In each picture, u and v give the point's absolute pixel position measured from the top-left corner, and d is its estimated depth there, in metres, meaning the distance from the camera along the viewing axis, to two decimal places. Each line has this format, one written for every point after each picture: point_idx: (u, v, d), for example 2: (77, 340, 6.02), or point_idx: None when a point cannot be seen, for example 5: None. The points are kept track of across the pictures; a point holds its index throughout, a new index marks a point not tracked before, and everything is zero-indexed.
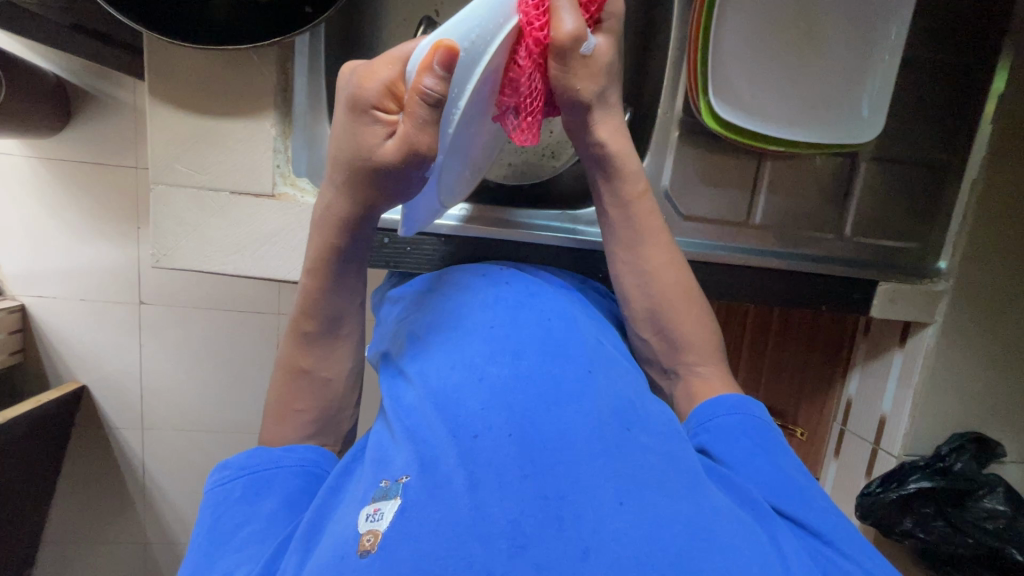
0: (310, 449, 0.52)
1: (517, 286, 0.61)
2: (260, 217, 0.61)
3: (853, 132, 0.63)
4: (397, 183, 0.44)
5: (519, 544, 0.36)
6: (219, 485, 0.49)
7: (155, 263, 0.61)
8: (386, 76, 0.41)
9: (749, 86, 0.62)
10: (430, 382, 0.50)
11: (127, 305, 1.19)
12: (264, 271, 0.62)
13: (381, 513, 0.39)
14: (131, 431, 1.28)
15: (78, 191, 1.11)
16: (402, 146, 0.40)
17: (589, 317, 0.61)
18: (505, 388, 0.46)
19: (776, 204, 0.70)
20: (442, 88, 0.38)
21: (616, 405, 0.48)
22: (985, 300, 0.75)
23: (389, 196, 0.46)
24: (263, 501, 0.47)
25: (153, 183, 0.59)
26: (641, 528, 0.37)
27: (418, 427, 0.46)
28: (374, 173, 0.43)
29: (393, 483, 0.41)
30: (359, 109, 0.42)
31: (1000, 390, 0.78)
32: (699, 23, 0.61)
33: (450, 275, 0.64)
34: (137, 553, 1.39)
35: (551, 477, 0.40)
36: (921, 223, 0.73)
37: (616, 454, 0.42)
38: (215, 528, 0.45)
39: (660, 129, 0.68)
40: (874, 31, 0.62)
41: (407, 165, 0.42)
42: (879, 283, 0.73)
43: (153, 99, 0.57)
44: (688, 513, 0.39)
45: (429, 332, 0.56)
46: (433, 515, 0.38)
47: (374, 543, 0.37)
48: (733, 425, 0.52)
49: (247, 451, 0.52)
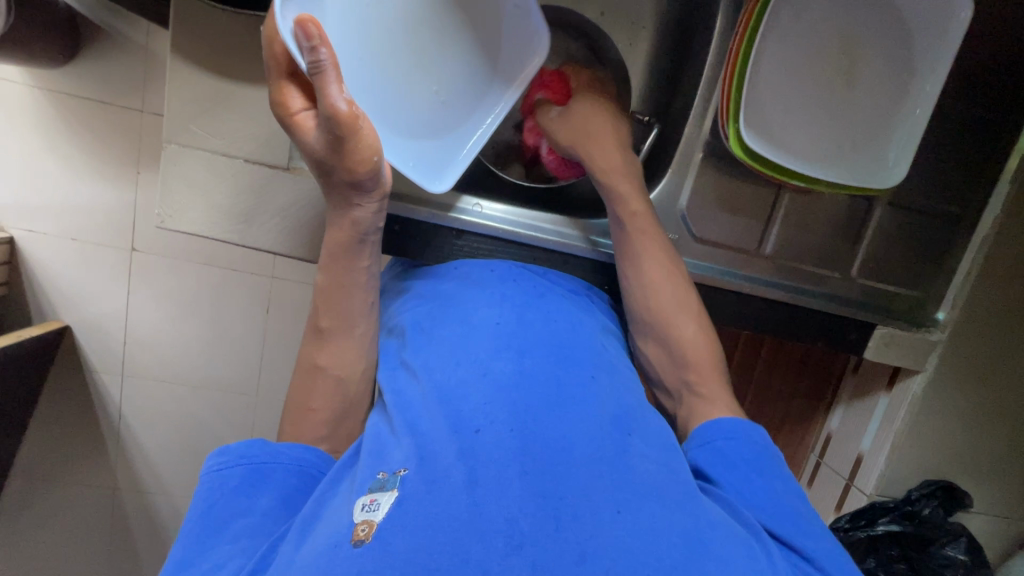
0: (308, 449, 0.53)
1: (523, 286, 0.62)
2: (272, 188, 0.60)
3: (872, 177, 0.62)
4: (356, 146, 0.48)
5: (516, 542, 0.36)
6: (216, 469, 0.49)
7: (159, 223, 0.60)
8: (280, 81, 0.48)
9: (780, 118, 0.61)
10: (431, 379, 0.50)
11: (120, 251, 1.17)
12: (270, 244, 0.62)
13: (377, 504, 0.39)
14: (112, 377, 1.27)
15: (81, 129, 1.08)
16: (329, 114, 0.46)
17: (595, 326, 0.61)
18: (507, 389, 0.47)
19: (788, 237, 0.71)
20: (330, 54, 0.43)
21: (615, 414, 0.48)
22: (976, 356, 0.76)
23: (350, 160, 0.49)
24: (260, 495, 0.48)
25: (166, 141, 0.58)
26: (639, 539, 0.37)
27: (419, 421, 0.46)
28: (331, 147, 0.49)
29: (390, 476, 0.42)
30: (290, 114, 0.50)
31: (976, 444, 0.79)
32: (739, 45, 0.59)
33: (456, 268, 0.65)
34: (106, 498, 1.39)
35: (550, 480, 0.40)
36: (926, 273, 0.74)
37: (616, 461, 0.43)
38: (209, 515, 0.46)
39: (684, 148, 0.67)
40: (910, 81, 0.61)
41: (347, 135, 0.47)
42: (877, 326, 0.74)
43: (175, 54, 0.56)
44: (685, 523, 0.39)
45: (435, 327, 0.56)
46: (429, 509, 0.38)
47: (368, 533, 0.37)
48: (732, 451, 0.52)
49: (248, 440, 0.52)
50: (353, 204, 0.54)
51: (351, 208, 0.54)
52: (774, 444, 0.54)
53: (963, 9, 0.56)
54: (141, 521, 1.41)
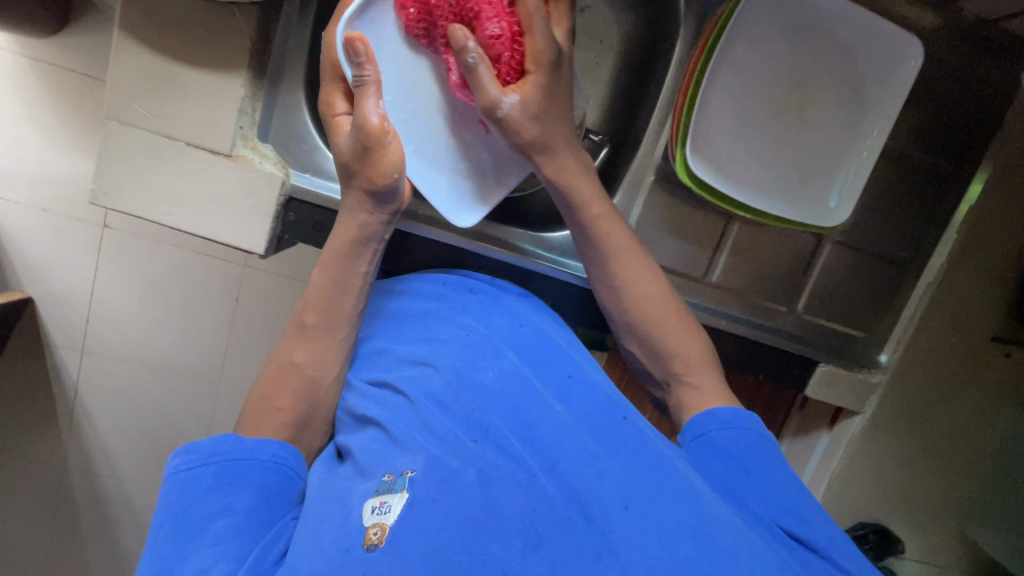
0: (281, 445, 0.54)
1: (479, 295, 0.64)
2: (212, 174, 0.59)
3: (816, 215, 0.62)
4: (380, 157, 0.55)
5: (534, 542, 0.42)
6: (185, 468, 0.49)
7: (93, 199, 0.59)
8: (332, 93, 0.56)
9: (730, 148, 0.61)
10: (415, 391, 0.55)
11: (89, 225, 1.15)
12: (207, 231, 0.60)
13: (388, 506, 0.44)
14: (69, 353, 1.25)
15: (54, 99, 1.07)
16: (361, 122, 0.53)
17: (552, 325, 0.64)
18: (492, 396, 0.54)
19: (736, 267, 0.71)
20: (373, 71, 0.52)
21: (594, 412, 0.54)
22: (916, 401, 0.76)
23: (375, 167, 0.55)
24: (238, 492, 0.49)
25: (106, 117, 0.57)
26: (646, 529, 0.43)
27: (419, 427, 0.52)
28: (355, 152, 0.55)
29: (398, 478, 0.47)
30: (333, 117, 0.57)
31: (913, 490, 0.79)
32: (693, 71, 0.59)
33: (403, 282, 0.67)
34: (52, 475, 1.35)
35: (556, 482, 0.46)
36: (874, 314, 0.74)
37: (616, 456, 0.49)
38: (182, 517, 0.47)
39: (637, 168, 0.67)
40: (860, 125, 0.61)
41: (377, 142, 0.54)
42: (821, 364, 0.73)
43: (126, 29, 0.55)
44: (686, 512, 0.44)
45: (405, 343, 0.61)
46: (444, 510, 0.43)
47: (382, 536, 0.42)
48: (724, 437, 0.54)
49: (220, 435, 0.53)
50: (363, 210, 0.58)
51: (361, 213, 0.58)
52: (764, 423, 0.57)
53: (912, 56, 0.58)
54: (86, 502, 1.37)
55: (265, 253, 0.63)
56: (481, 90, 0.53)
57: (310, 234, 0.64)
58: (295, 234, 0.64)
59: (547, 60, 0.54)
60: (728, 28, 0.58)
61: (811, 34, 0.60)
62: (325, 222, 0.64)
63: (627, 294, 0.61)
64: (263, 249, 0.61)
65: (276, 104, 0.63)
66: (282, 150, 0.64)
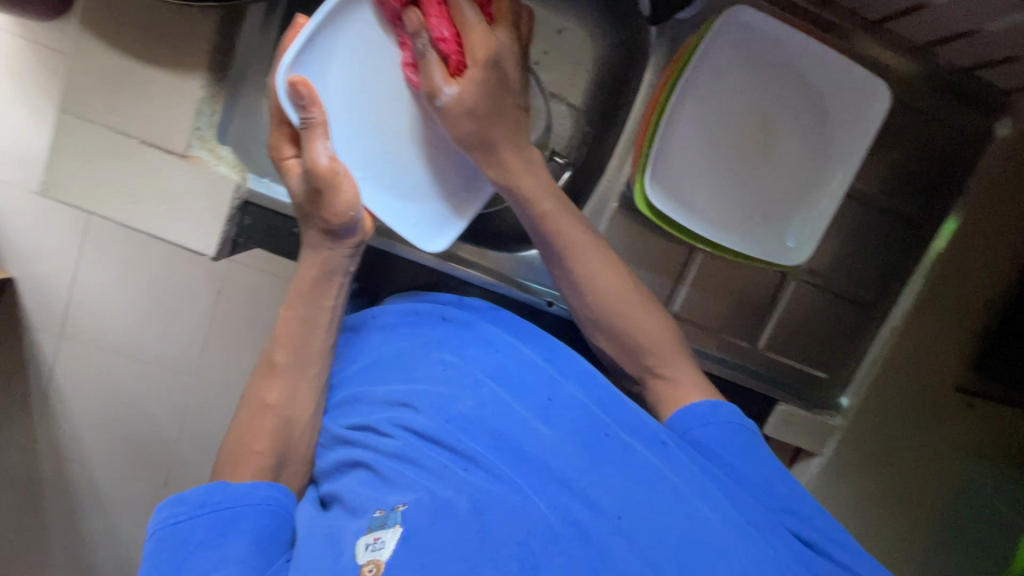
0: (272, 486, 0.54)
1: (454, 320, 0.62)
2: (165, 173, 0.58)
3: (777, 253, 0.61)
4: (334, 198, 0.53)
5: (530, 564, 0.43)
6: (171, 521, 0.49)
7: (43, 191, 0.58)
8: (279, 133, 0.54)
9: (692, 180, 0.60)
10: (398, 430, 0.54)
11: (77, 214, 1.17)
12: (157, 231, 0.59)
13: (382, 543, 0.45)
14: (47, 338, 1.24)
15: (40, 84, 1.07)
16: (311, 165, 0.52)
17: (531, 344, 0.61)
18: (473, 427, 0.53)
19: (699, 300, 0.70)
20: (319, 113, 0.51)
21: (583, 424, 0.53)
22: (878, 445, 0.75)
23: (327, 212, 0.54)
24: (229, 543, 0.48)
25: (61, 110, 0.56)
26: (641, 543, 0.45)
27: (406, 453, 0.52)
28: (309, 196, 0.55)
29: (389, 513, 0.47)
30: (282, 160, 0.55)
31: (882, 537, 0.76)
32: (657, 100, 0.59)
33: (374, 317, 0.65)
34: (21, 463, 1.33)
35: (550, 503, 0.47)
36: (838, 354, 0.73)
37: (605, 469, 0.50)
38: (178, 574, 0.47)
39: (601, 195, 0.67)
40: (825, 166, 0.61)
41: (328, 187, 0.53)
42: (780, 403, 0.72)
43: (86, 25, 0.55)
44: (682, 526, 0.46)
45: (379, 383, 0.59)
46: (439, 541, 0.44)
47: (378, 572, 0.43)
48: (707, 436, 0.55)
49: (203, 486, 0.52)
50: (325, 246, 0.58)
51: (323, 246, 0.58)
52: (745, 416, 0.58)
53: (880, 97, 0.58)
54: (53, 493, 1.35)
55: (216, 256, 0.62)
56: (425, 81, 0.53)
57: (266, 237, 0.65)
58: (250, 238, 0.64)
59: (487, 54, 0.52)
60: (694, 59, 0.57)
61: (779, 70, 0.59)
62: (282, 227, 0.65)
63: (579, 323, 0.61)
64: (214, 251, 0.61)
65: (236, 108, 0.63)
66: (241, 154, 0.65)
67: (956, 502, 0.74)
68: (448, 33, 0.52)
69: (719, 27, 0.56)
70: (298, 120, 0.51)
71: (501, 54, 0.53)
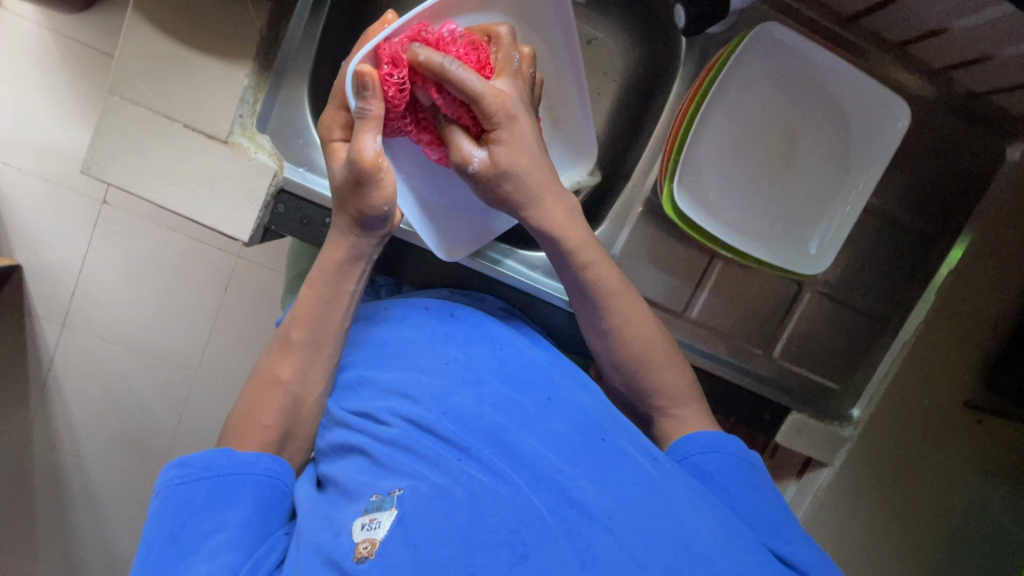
0: (275, 459, 0.55)
1: (463, 319, 0.63)
2: (206, 157, 0.59)
3: (798, 261, 0.63)
4: (371, 190, 0.55)
5: (520, 552, 0.42)
6: (178, 482, 0.51)
7: (85, 170, 0.59)
8: (337, 118, 0.56)
9: (716, 188, 0.62)
10: (397, 419, 0.54)
11: (90, 201, 1.17)
12: (195, 215, 0.60)
13: (377, 523, 0.46)
14: (49, 325, 1.23)
15: (75, 72, 1.10)
16: (357, 154, 0.52)
17: (538, 347, 0.63)
18: (471, 421, 0.52)
19: (717, 305, 0.71)
20: (377, 106, 0.52)
21: (579, 420, 0.53)
22: (886, 460, 0.75)
23: (363, 199, 0.55)
24: (231, 509, 0.51)
25: (109, 91, 0.58)
26: (629, 540, 0.44)
27: (403, 440, 0.52)
28: (348, 181, 0.55)
29: (386, 496, 0.48)
30: (329, 142, 0.58)
31: (886, 552, 0.75)
32: (686, 111, 0.61)
33: (386, 308, 0.66)
34: (10, 453, 1.30)
35: (541, 496, 0.46)
36: (846, 367, 0.75)
37: (596, 469, 0.49)
38: (179, 535, 0.49)
39: (626, 199, 0.69)
40: (845, 177, 0.63)
41: (369, 177, 0.53)
42: (793, 411, 0.73)
43: (139, 10, 0.56)
44: (671, 529, 0.45)
45: (385, 370, 0.60)
46: (431, 526, 0.44)
47: (371, 551, 0.44)
48: (704, 461, 0.56)
49: (211, 450, 0.54)
50: (353, 233, 0.59)
51: (351, 230, 0.58)
52: (744, 447, 0.58)
53: (901, 115, 0.60)
54: (41, 485, 1.31)
55: (248, 242, 0.62)
56: (454, 152, 0.54)
57: (296, 227, 0.65)
58: (281, 226, 0.64)
59: (506, 109, 0.52)
60: (724, 72, 0.59)
61: (802, 86, 0.61)
62: (314, 217, 0.65)
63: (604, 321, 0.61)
64: (246, 238, 0.61)
65: (279, 97, 0.65)
66: (281, 141, 0.65)
67: (958, 520, 0.75)
68: (462, 109, 0.53)
69: (750, 42, 0.59)
70: (356, 108, 0.52)
71: (517, 111, 0.53)
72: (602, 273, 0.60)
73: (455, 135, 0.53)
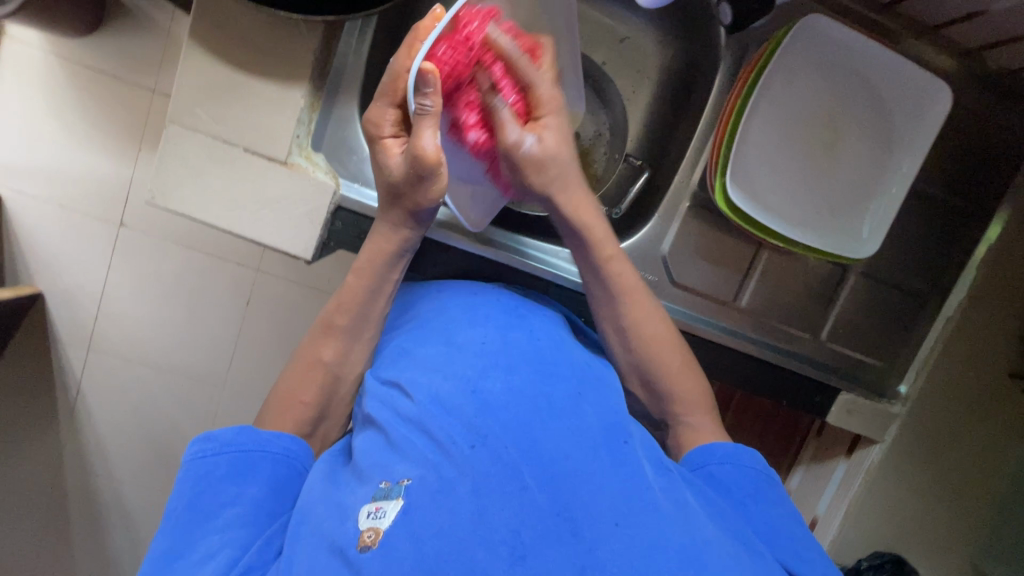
0: (295, 440, 0.56)
1: (504, 302, 0.62)
2: (267, 179, 0.60)
3: (849, 247, 0.64)
4: (429, 186, 0.54)
5: (519, 553, 0.39)
6: (200, 457, 0.52)
7: (150, 200, 0.60)
8: (389, 114, 0.55)
9: (765, 179, 0.64)
10: (421, 394, 0.51)
11: (107, 225, 1.16)
12: (257, 236, 0.61)
13: (383, 512, 0.42)
14: (75, 351, 1.23)
15: (89, 98, 1.10)
16: (415, 152, 0.52)
17: (576, 346, 0.61)
18: (497, 407, 0.49)
19: (765, 293, 0.72)
20: (435, 104, 0.50)
21: (608, 422, 0.51)
22: (934, 433, 0.78)
23: (419, 194, 0.55)
24: (248, 483, 0.51)
25: (169, 121, 0.59)
26: (636, 548, 0.41)
27: (422, 422, 0.49)
28: (403, 177, 0.55)
29: (394, 485, 0.44)
30: (380, 139, 0.56)
31: (935, 521, 0.80)
32: (732, 108, 0.63)
33: (436, 290, 0.66)
34: (46, 480, 1.30)
35: (550, 493, 0.43)
36: (892, 345, 0.76)
37: (612, 474, 0.46)
38: (196, 503, 0.49)
39: (673, 195, 0.69)
40: (889, 162, 0.64)
41: (426, 175, 0.53)
42: (842, 392, 0.75)
43: (193, 40, 0.57)
44: (683, 537, 0.42)
45: (420, 346, 0.57)
46: (433, 518, 0.41)
47: (375, 540, 0.41)
48: (720, 473, 0.55)
49: (233, 427, 0.54)
50: (405, 227, 0.59)
51: (403, 224, 0.59)
52: (760, 462, 0.57)
53: (941, 100, 0.61)
54: (78, 510, 1.32)
55: (312, 259, 0.64)
56: (504, 140, 0.57)
57: (354, 242, 0.66)
58: (337, 241, 0.66)
59: (550, 107, 0.58)
60: (769, 67, 0.61)
61: (846, 75, 0.63)
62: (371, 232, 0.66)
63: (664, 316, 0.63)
64: (311, 255, 0.63)
65: (331, 117, 0.66)
66: (334, 160, 0.66)
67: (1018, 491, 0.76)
68: (517, 96, 0.58)
69: (793, 37, 0.60)
70: (413, 106, 0.51)
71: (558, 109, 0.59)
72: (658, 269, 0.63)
73: (507, 118, 0.57)
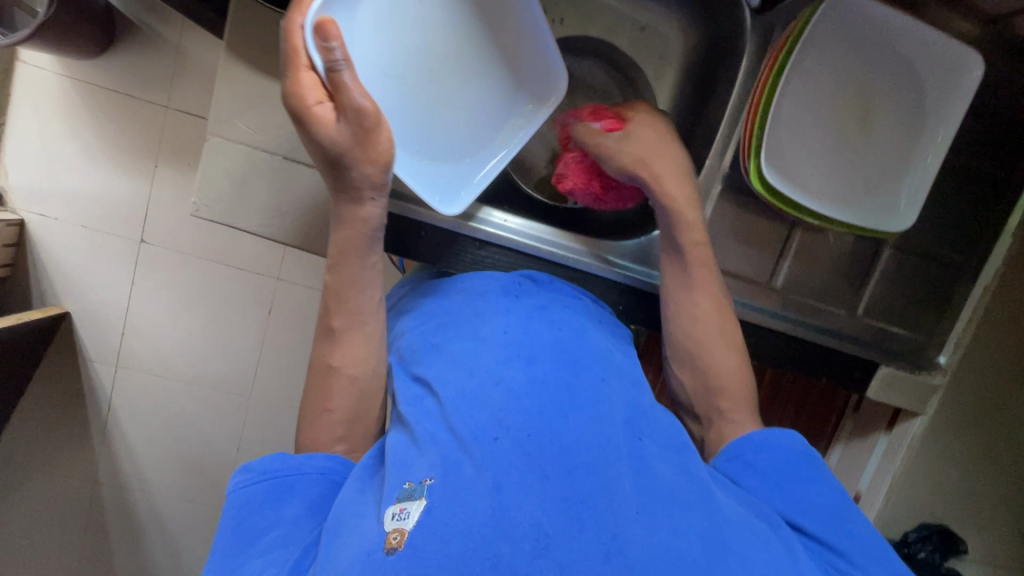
0: (330, 457, 0.54)
1: (528, 300, 0.61)
2: (307, 186, 0.61)
3: (886, 220, 0.65)
4: (382, 138, 0.51)
5: (542, 544, 0.39)
6: (241, 487, 0.51)
7: (194, 212, 0.62)
8: (303, 79, 0.48)
9: (797, 158, 0.64)
10: (448, 392, 0.50)
11: (129, 242, 1.17)
12: (300, 242, 0.63)
13: (406, 513, 0.41)
14: (105, 367, 1.25)
15: (105, 118, 1.11)
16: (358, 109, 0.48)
17: (600, 334, 0.62)
18: (523, 399, 0.49)
19: (799, 271, 0.73)
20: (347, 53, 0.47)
21: (628, 413, 0.51)
22: (974, 401, 0.79)
23: (373, 152, 0.52)
24: (286, 505, 0.49)
25: (209, 134, 0.60)
26: (658, 536, 0.41)
27: (448, 418, 0.48)
28: (353, 140, 0.51)
29: (417, 486, 0.43)
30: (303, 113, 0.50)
31: (979, 487, 0.81)
32: (763, 89, 0.63)
33: (460, 285, 0.64)
34: (84, 495, 1.33)
35: (571, 483, 0.43)
36: (927, 319, 0.76)
37: (632, 466, 0.46)
38: (241, 527, 0.48)
39: (704, 179, 0.69)
40: (923, 133, 0.64)
41: (374, 126, 0.50)
42: (880, 366, 0.75)
43: (227, 54, 0.59)
44: (699, 524, 0.43)
45: (446, 343, 0.56)
46: (457, 514, 0.40)
47: (400, 542, 0.39)
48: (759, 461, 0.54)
49: (269, 454, 0.53)
50: (366, 197, 0.55)
51: (365, 200, 0.55)
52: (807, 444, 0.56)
53: (974, 67, 0.61)
54: (117, 522, 1.35)
55: None
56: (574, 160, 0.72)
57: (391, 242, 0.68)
58: None
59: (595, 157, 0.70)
60: (798, 45, 0.61)
61: (876, 48, 0.63)
62: (408, 232, 0.68)
63: (703, 299, 0.63)
64: None
65: None
66: None
67: None
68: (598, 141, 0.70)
69: (821, 15, 0.60)
70: (327, 65, 0.46)
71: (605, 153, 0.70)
72: (686, 255, 0.63)
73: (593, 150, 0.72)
